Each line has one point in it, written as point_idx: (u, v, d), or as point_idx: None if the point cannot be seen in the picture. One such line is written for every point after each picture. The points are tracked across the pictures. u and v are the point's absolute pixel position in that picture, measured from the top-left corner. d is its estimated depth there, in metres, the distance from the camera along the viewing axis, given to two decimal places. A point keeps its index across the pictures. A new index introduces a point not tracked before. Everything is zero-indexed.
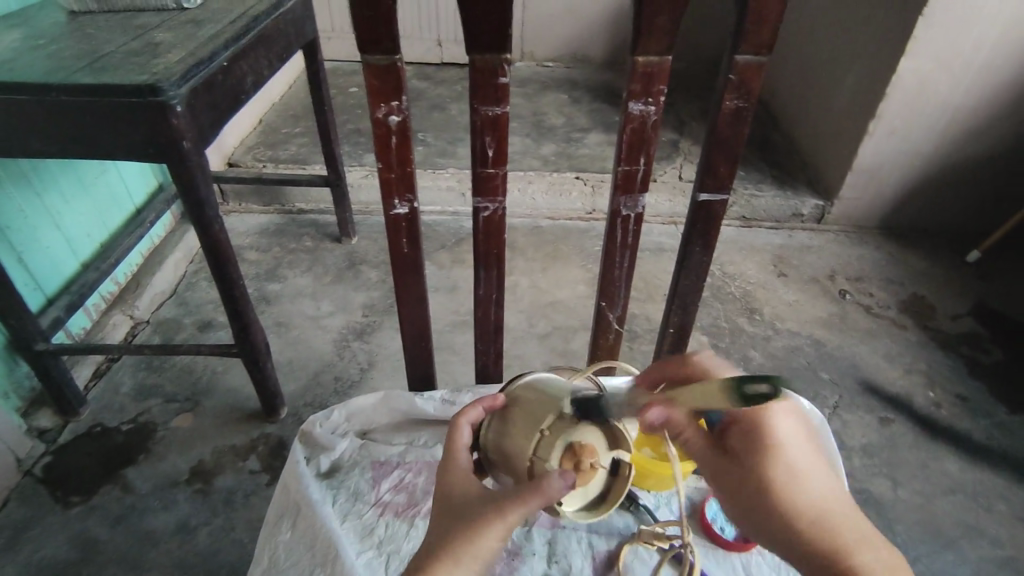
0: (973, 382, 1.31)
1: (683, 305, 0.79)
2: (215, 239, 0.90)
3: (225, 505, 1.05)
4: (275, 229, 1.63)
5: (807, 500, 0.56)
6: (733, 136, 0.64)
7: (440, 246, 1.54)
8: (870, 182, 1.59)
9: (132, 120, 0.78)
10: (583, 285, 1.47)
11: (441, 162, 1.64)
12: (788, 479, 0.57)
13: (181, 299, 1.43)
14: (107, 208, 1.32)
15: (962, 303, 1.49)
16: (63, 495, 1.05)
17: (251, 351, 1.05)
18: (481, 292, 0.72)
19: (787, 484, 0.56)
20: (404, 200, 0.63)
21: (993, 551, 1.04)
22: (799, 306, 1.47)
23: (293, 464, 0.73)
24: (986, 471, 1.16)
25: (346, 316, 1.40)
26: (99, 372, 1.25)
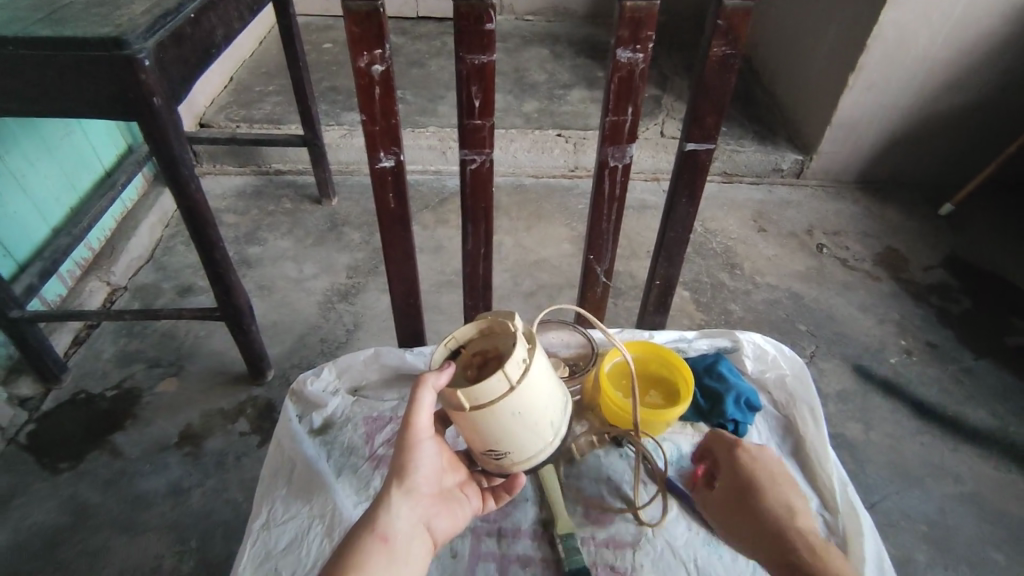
0: (943, 331, 1.35)
1: (669, 257, 0.80)
2: (192, 200, 0.88)
3: (216, 466, 1.06)
4: (253, 192, 1.60)
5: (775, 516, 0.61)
6: (720, 84, 0.63)
7: (422, 206, 1.53)
8: (849, 135, 1.60)
9: (98, 75, 0.75)
10: (567, 243, 1.48)
11: (421, 120, 1.61)
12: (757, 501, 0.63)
13: (159, 265, 1.40)
14: (75, 171, 1.27)
15: (935, 254, 1.52)
16: (51, 461, 1.05)
17: (236, 314, 1.04)
18: (468, 248, 0.72)
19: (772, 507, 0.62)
20: (390, 153, 0.62)
21: (957, 488, 1.10)
22: (778, 260, 1.50)
23: (285, 422, 0.74)
24: (953, 412, 1.21)
25: (329, 278, 1.39)
26: (79, 340, 1.23)
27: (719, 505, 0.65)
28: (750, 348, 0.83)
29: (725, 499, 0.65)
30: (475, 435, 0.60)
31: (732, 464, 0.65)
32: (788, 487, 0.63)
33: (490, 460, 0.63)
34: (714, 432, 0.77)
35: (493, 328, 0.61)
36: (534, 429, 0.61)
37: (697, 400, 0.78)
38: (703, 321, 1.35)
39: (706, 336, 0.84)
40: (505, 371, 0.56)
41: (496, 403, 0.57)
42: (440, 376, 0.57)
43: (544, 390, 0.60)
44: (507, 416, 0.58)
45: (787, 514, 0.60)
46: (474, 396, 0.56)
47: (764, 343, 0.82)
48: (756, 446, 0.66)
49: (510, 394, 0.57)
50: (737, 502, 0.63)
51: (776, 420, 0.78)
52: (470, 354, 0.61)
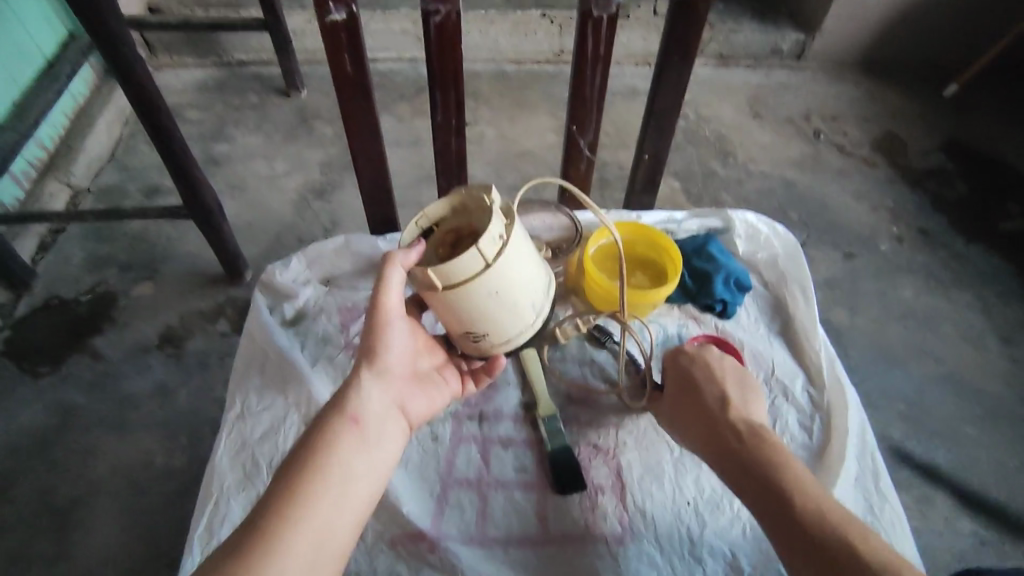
0: (935, 217, 1.33)
1: (659, 129, 0.74)
2: (138, 86, 0.81)
3: (199, 367, 1.05)
4: (215, 84, 1.49)
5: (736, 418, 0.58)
6: None
7: (398, 97, 1.43)
8: (854, 10, 1.48)
9: None
10: (552, 133, 1.40)
11: (392, 0, 1.47)
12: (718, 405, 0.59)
13: (122, 165, 1.33)
14: (12, 58, 1.16)
15: (935, 138, 1.47)
16: (31, 365, 1.03)
17: (202, 210, 0.98)
18: (439, 120, 0.66)
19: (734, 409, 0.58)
20: (340, 4, 0.55)
21: (936, 369, 1.12)
22: (772, 147, 1.44)
23: (256, 313, 0.72)
24: (939, 297, 1.21)
25: (302, 175, 1.32)
26: (45, 245, 1.18)
27: (674, 414, 0.62)
28: (742, 228, 0.80)
29: (677, 408, 0.62)
30: (451, 316, 0.57)
31: (685, 372, 0.63)
32: (739, 388, 0.61)
33: (469, 344, 0.61)
34: (702, 313, 0.76)
35: (467, 204, 0.58)
36: (514, 310, 0.58)
37: (684, 281, 0.76)
38: None
39: (696, 217, 0.81)
40: (481, 247, 0.53)
41: (472, 282, 0.54)
42: (408, 254, 0.55)
43: (523, 268, 0.57)
44: (485, 295, 0.55)
45: (740, 413, 0.58)
46: (449, 275, 0.53)
47: (757, 222, 0.80)
48: (708, 351, 0.64)
49: (487, 272, 0.54)
50: (690, 408, 0.61)
51: (766, 300, 0.77)
52: (443, 233, 0.58)
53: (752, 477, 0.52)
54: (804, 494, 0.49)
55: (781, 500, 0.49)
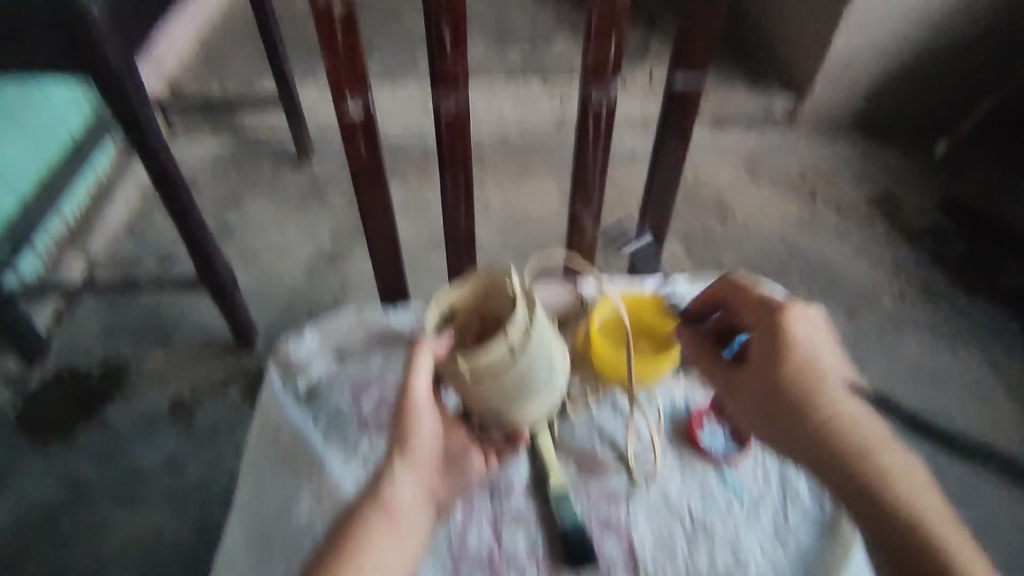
0: (934, 273, 1.35)
1: (658, 203, 0.77)
2: (161, 165, 0.84)
3: (210, 437, 1.06)
4: (230, 156, 1.55)
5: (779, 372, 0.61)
6: (705, 16, 0.59)
7: (406, 165, 1.48)
8: (843, 76, 1.55)
9: (46, 30, 0.70)
10: (556, 197, 1.45)
11: (401, 73, 1.54)
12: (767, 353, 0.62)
13: (138, 235, 1.36)
14: (42, 140, 1.20)
15: (927, 196, 1.51)
16: (43, 437, 1.05)
17: (217, 282, 1.01)
18: (448, 198, 0.69)
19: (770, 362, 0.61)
20: (358, 97, 0.58)
21: (943, 427, 1.12)
22: (771, 207, 1.47)
23: (269, 389, 0.73)
24: (942, 355, 1.22)
25: (314, 242, 1.36)
26: (60, 316, 1.20)
27: (754, 386, 0.61)
28: None
29: (763, 381, 0.60)
30: (477, 398, 0.59)
31: (782, 341, 0.60)
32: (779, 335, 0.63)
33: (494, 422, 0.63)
34: None
35: (490, 288, 0.61)
36: (538, 389, 0.60)
37: None
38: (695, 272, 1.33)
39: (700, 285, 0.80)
40: (508, 336, 0.55)
41: (500, 368, 0.56)
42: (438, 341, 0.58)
43: (547, 350, 0.59)
44: (511, 379, 0.57)
45: (842, 404, 0.57)
46: (478, 362, 0.55)
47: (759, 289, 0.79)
48: (805, 318, 0.61)
49: (515, 357, 0.56)
50: (781, 389, 0.59)
51: None
52: (465, 315, 0.62)
53: (845, 476, 0.55)
54: (904, 508, 0.52)
55: (857, 484, 0.54)
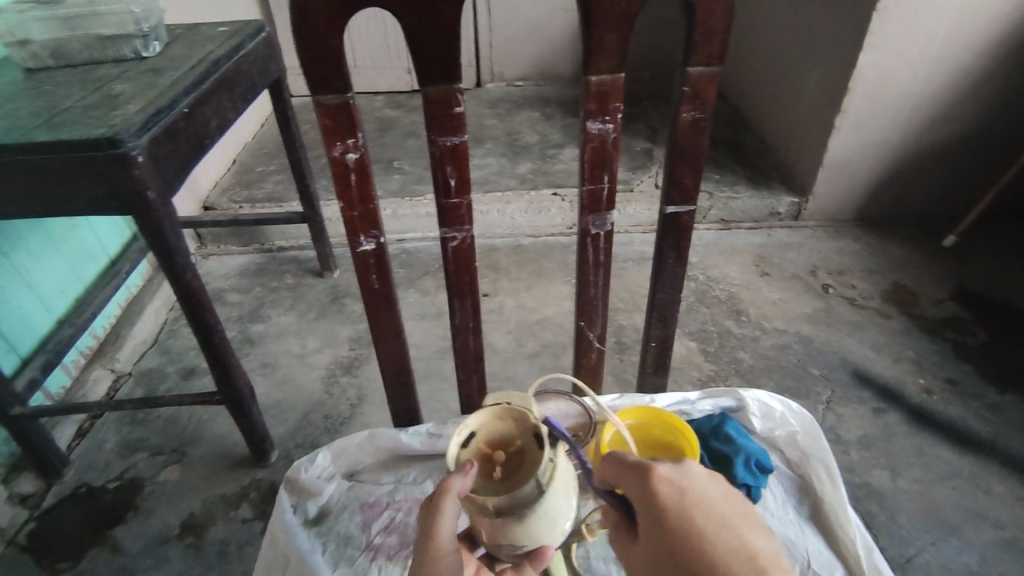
0: (961, 366, 1.31)
1: (662, 318, 0.79)
2: (189, 287, 0.88)
3: (218, 558, 1.02)
4: (255, 269, 1.62)
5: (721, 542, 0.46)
6: (693, 146, 0.63)
7: (422, 273, 1.54)
8: (840, 177, 1.61)
9: (94, 174, 0.77)
10: (568, 300, 1.47)
11: (417, 189, 1.64)
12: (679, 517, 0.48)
13: (163, 348, 1.41)
14: (81, 262, 1.30)
15: (944, 287, 1.50)
16: (50, 561, 1.02)
17: (235, 396, 1.03)
18: (456, 322, 0.71)
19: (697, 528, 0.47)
20: (370, 236, 0.63)
21: (998, 535, 1.03)
22: (784, 303, 1.48)
23: (279, 514, 0.73)
24: (984, 453, 1.15)
25: (331, 351, 1.38)
26: (82, 431, 1.22)
27: (648, 565, 0.49)
28: (756, 406, 0.82)
29: (652, 557, 0.48)
30: (499, 534, 0.57)
31: (649, 502, 0.50)
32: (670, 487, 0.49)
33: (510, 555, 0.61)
34: None
35: (508, 416, 0.59)
36: (561, 524, 0.59)
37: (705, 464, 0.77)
38: (712, 372, 1.31)
39: (710, 397, 0.84)
40: (537, 477, 0.55)
41: (526, 507, 0.55)
42: (465, 477, 0.54)
43: (568, 485, 0.59)
44: (538, 517, 0.56)
45: (737, 559, 0.44)
46: (506, 501, 0.55)
47: (771, 400, 0.81)
48: (672, 469, 0.51)
49: (542, 497, 0.55)
50: (666, 564, 0.47)
51: (792, 482, 0.78)
52: (484, 444, 0.58)
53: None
54: None
55: None
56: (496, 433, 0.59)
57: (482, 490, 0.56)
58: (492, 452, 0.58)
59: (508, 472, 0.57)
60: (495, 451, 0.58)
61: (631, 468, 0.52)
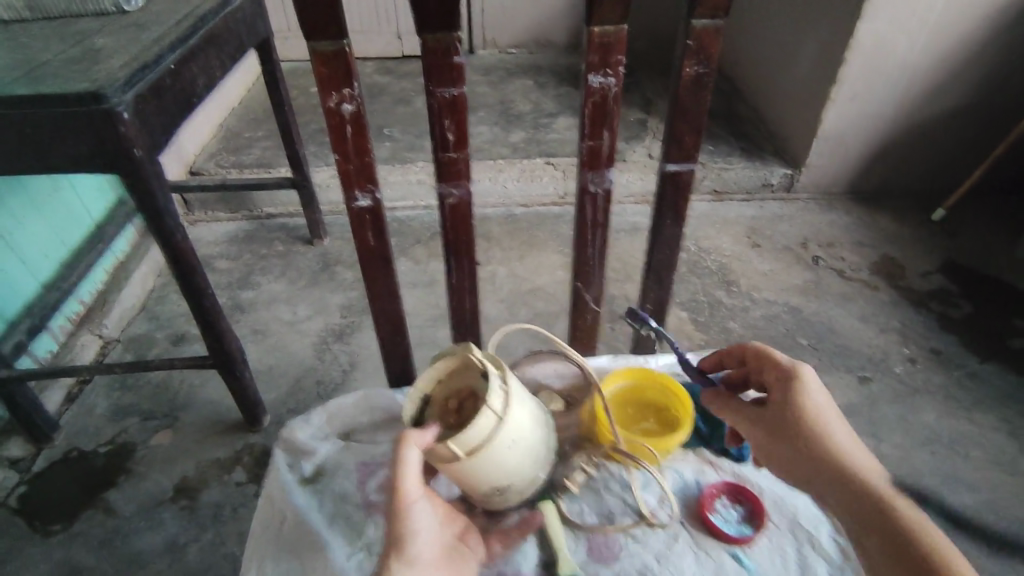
0: (946, 336, 1.33)
1: (659, 280, 0.79)
2: (177, 248, 0.87)
3: (213, 520, 1.03)
4: (244, 236, 1.60)
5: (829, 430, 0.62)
6: (696, 103, 0.63)
7: (414, 241, 1.52)
8: (834, 148, 1.61)
9: (79, 130, 0.75)
10: (561, 269, 1.47)
11: (409, 156, 1.62)
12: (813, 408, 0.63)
13: (151, 315, 1.39)
14: (65, 227, 1.27)
15: (932, 259, 1.51)
16: (43, 523, 1.02)
17: (227, 360, 1.02)
18: (453, 281, 0.71)
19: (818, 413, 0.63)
20: (366, 192, 0.62)
21: (976, 499, 1.06)
22: (775, 275, 1.49)
23: (275, 471, 0.74)
24: (965, 420, 1.18)
25: (323, 318, 1.37)
26: (70, 397, 1.21)
27: (769, 432, 0.65)
28: None
29: (773, 426, 0.65)
30: (474, 477, 0.61)
31: (797, 391, 0.64)
32: (816, 390, 0.64)
33: (491, 497, 0.64)
34: (718, 456, 0.78)
35: (456, 366, 0.62)
36: (529, 454, 0.63)
37: (698, 423, 0.80)
38: (703, 342, 1.32)
39: (704, 359, 0.86)
40: (491, 406, 0.58)
41: (490, 443, 0.58)
42: (423, 432, 0.56)
43: (528, 417, 0.62)
44: (503, 451, 0.59)
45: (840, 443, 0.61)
46: (467, 442, 0.57)
47: None
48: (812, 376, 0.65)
49: (501, 429, 0.58)
50: (795, 432, 0.63)
51: None
52: (440, 397, 0.62)
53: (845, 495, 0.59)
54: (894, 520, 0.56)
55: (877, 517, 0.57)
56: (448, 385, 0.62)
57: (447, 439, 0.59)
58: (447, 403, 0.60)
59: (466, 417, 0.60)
60: (450, 400, 0.61)
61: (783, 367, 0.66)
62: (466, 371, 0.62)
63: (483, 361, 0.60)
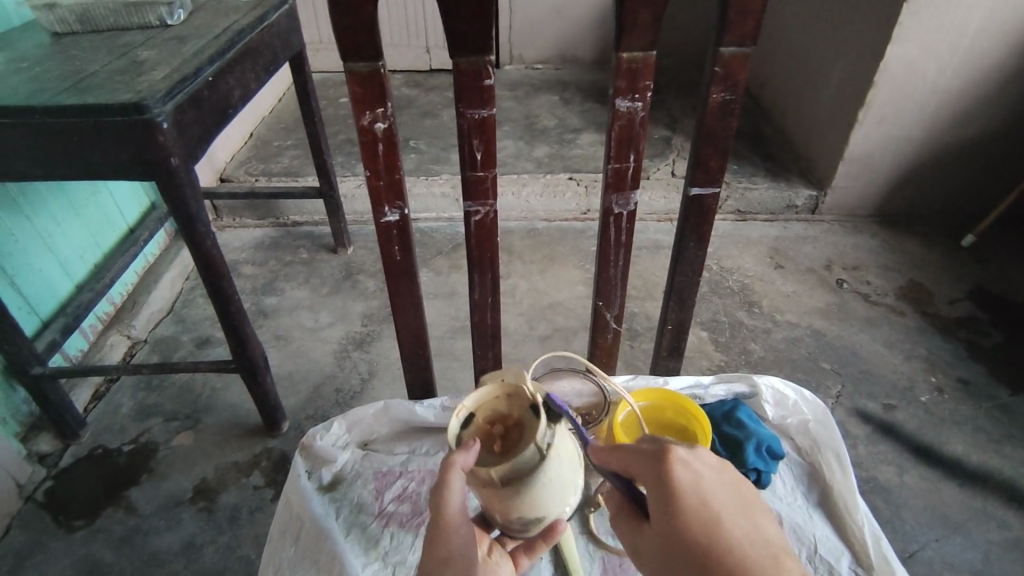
0: (975, 366, 1.30)
1: (680, 301, 0.79)
2: (207, 255, 0.89)
3: (229, 522, 1.04)
4: (270, 243, 1.63)
5: (725, 526, 0.46)
6: (722, 128, 0.63)
7: (436, 252, 1.54)
8: (862, 171, 1.59)
9: (121, 140, 0.78)
10: (581, 284, 1.47)
11: (433, 169, 1.64)
12: (697, 501, 0.47)
13: (178, 317, 1.42)
14: (100, 230, 1.31)
15: (961, 286, 1.48)
16: (67, 518, 1.04)
17: (250, 365, 1.04)
18: (475, 297, 0.72)
19: (706, 506, 0.47)
20: (394, 208, 0.63)
21: (1003, 535, 1.03)
22: (798, 297, 1.47)
23: (294, 478, 0.75)
24: (993, 453, 1.15)
25: (344, 327, 1.39)
26: (98, 395, 1.24)
27: (662, 552, 0.48)
28: (768, 393, 0.84)
29: (661, 543, 0.48)
30: (507, 506, 0.59)
31: (667, 497, 0.48)
32: (686, 474, 0.49)
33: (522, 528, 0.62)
34: None
35: (505, 392, 0.60)
36: (565, 491, 0.61)
37: (716, 447, 0.80)
38: (722, 362, 1.31)
39: (723, 382, 0.86)
40: (537, 441, 0.56)
41: (531, 473, 0.56)
42: (468, 455, 0.54)
43: (569, 455, 0.61)
44: (542, 484, 0.58)
45: (750, 540, 0.46)
46: (510, 470, 0.56)
47: (784, 388, 0.83)
48: (687, 453, 0.50)
49: (544, 460, 0.57)
50: (689, 559, 0.46)
51: (801, 468, 0.80)
52: (483, 421, 0.59)
53: None
54: None
55: None
56: (494, 408, 0.60)
57: (486, 465, 0.57)
58: (491, 427, 0.58)
59: (508, 445, 0.58)
60: (494, 426, 0.58)
61: (646, 453, 0.52)
62: (517, 396, 0.60)
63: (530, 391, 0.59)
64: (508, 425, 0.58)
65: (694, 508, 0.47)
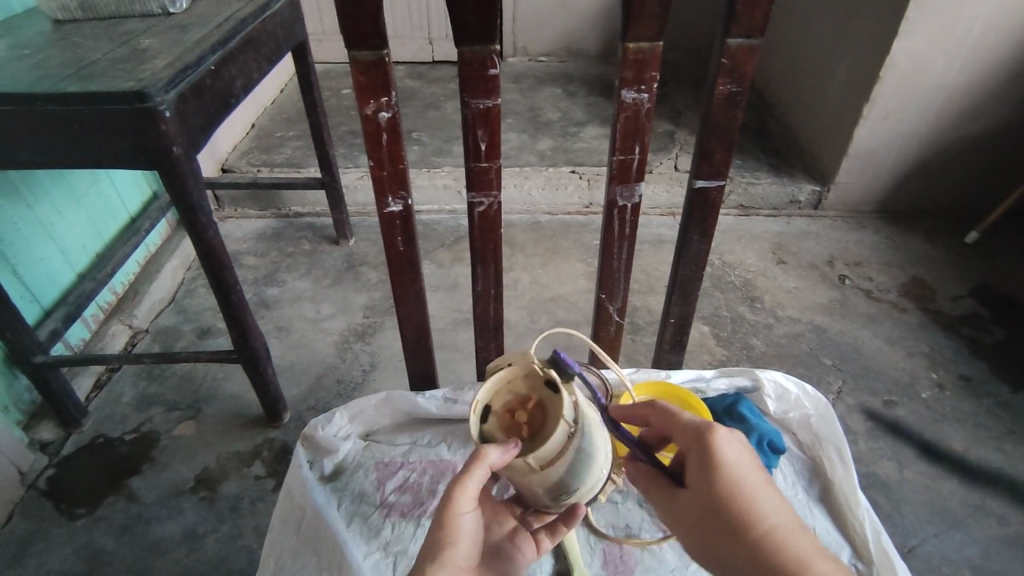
0: (976, 363, 1.30)
1: (683, 294, 0.79)
2: (209, 245, 0.89)
3: (230, 511, 1.04)
4: (272, 234, 1.63)
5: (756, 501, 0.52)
6: (728, 121, 0.63)
7: (437, 245, 1.54)
8: (867, 166, 1.58)
9: (123, 128, 0.77)
10: (583, 278, 1.47)
11: (436, 161, 1.64)
12: (735, 477, 0.53)
13: (180, 307, 1.42)
14: (102, 219, 1.31)
15: (964, 283, 1.48)
16: (68, 506, 1.05)
17: (252, 356, 1.04)
18: (479, 288, 0.72)
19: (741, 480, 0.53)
20: (398, 198, 0.63)
21: (1002, 532, 1.03)
22: (800, 293, 1.47)
23: (296, 468, 0.76)
24: (993, 450, 1.15)
25: (345, 318, 1.39)
26: (100, 384, 1.25)
27: (697, 517, 0.55)
28: (771, 387, 0.83)
29: (696, 508, 0.55)
30: (542, 485, 0.60)
31: (708, 465, 0.54)
32: (729, 451, 0.55)
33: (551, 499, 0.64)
34: None
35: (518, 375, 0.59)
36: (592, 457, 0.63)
37: None
38: (724, 357, 1.31)
39: (725, 375, 0.86)
40: (565, 419, 0.57)
41: (563, 451, 0.57)
42: (502, 452, 0.54)
43: (593, 425, 0.62)
44: (574, 459, 0.59)
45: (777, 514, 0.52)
46: (544, 454, 0.56)
47: (786, 383, 0.83)
48: (729, 433, 0.56)
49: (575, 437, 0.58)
50: (719, 524, 0.52)
51: (802, 462, 0.81)
52: (504, 410, 0.58)
53: None
54: None
55: None
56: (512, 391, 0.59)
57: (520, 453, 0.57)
58: (514, 414, 0.58)
59: (535, 428, 0.58)
60: (517, 413, 0.58)
61: (690, 426, 0.57)
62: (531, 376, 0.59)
63: (544, 370, 0.58)
64: (531, 408, 0.58)
65: (731, 481, 0.53)
